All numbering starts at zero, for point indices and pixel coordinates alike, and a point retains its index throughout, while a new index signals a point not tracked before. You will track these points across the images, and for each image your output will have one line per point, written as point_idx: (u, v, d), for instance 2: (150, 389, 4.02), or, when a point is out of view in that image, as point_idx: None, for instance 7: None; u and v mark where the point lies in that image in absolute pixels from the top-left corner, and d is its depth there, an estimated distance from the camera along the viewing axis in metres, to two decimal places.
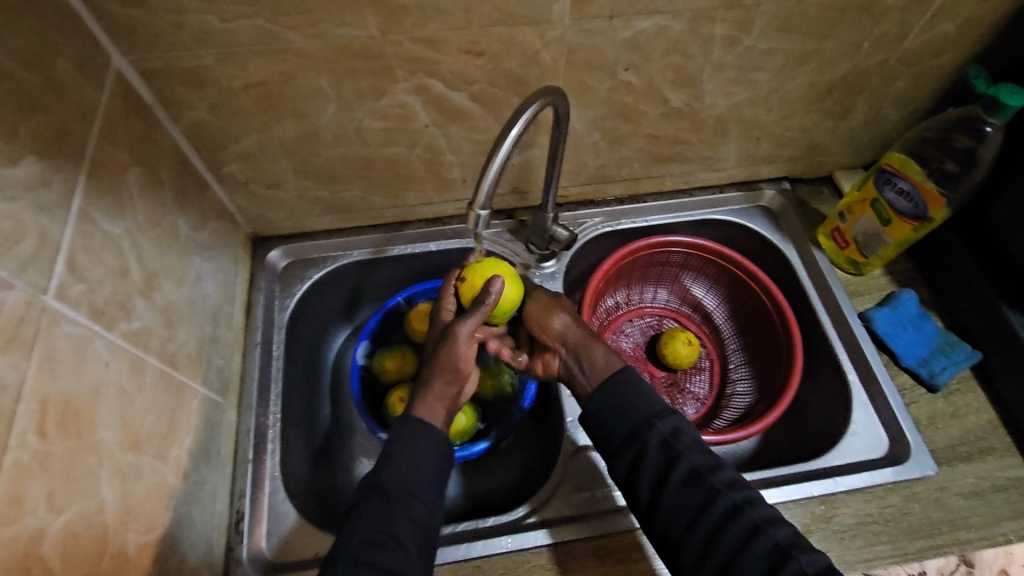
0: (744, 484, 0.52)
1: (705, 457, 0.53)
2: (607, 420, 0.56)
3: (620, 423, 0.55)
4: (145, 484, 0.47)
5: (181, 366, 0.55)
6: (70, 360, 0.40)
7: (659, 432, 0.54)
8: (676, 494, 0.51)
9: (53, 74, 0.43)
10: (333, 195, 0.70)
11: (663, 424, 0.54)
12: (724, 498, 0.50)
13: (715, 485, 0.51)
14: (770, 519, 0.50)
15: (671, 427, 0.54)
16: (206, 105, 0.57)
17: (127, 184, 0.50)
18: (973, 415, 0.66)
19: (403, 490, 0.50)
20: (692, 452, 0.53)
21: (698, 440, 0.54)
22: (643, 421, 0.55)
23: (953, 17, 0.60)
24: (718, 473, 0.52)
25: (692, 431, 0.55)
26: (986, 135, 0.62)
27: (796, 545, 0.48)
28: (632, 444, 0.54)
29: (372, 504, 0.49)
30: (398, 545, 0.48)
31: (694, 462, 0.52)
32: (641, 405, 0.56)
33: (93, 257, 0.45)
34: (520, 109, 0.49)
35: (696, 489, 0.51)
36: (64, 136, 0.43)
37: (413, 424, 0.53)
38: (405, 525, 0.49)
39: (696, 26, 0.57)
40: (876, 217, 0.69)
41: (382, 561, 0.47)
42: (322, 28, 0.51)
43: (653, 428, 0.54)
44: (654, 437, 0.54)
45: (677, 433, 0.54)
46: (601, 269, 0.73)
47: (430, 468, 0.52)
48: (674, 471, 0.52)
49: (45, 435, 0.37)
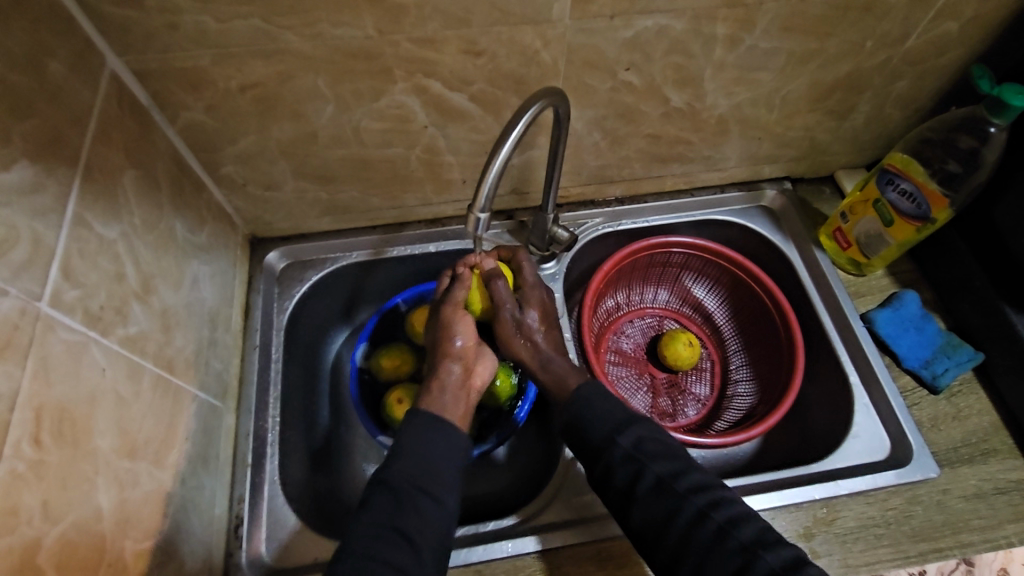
0: (712, 486, 0.51)
1: (668, 464, 0.52)
2: (574, 431, 0.56)
3: (603, 420, 0.55)
4: (142, 491, 0.47)
5: (178, 371, 0.54)
6: (66, 366, 0.40)
7: (621, 445, 0.53)
8: (644, 503, 0.51)
9: (46, 76, 0.42)
10: (331, 197, 0.70)
11: (625, 436, 0.54)
12: (690, 503, 0.50)
13: (680, 492, 0.51)
14: (735, 520, 0.49)
15: (633, 437, 0.54)
16: (202, 106, 0.56)
17: (123, 187, 0.50)
18: (975, 416, 0.65)
19: (411, 485, 0.50)
20: (656, 461, 0.52)
21: (664, 446, 0.54)
22: (605, 435, 0.54)
23: (957, 16, 0.60)
24: (684, 478, 0.52)
25: (656, 439, 0.54)
26: (989, 136, 0.62)
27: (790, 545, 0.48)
28: (599, 456, 0.54)
29: (379, 501, 0.49)
30: (404, 539, 0.47)
31: (657, 471, 0.52)
32: (605, 414, 0.55)
33: (88, 262, 0.44)
34: (519, 111, 0.48)
35: (662, 496, 0.51)
36: (59, 139, 0.42)
37: (419, 422, 0.53)
38: (413, 520, 0.48)
39: (697, 25, 0.56)
40: (878, 217, 0.69)
41: (394, 559, 0.46)
42: (320, 28, 0.51)
43: (615, 443, 0.54)
44: (617, 450, 0.53)
45: (639, 443, 0.53)
46: (602, 270, 0.73)
47: (439, 463, 0.51)
48: (641, 482, 0.52)
49: (40, 443, 0.37)
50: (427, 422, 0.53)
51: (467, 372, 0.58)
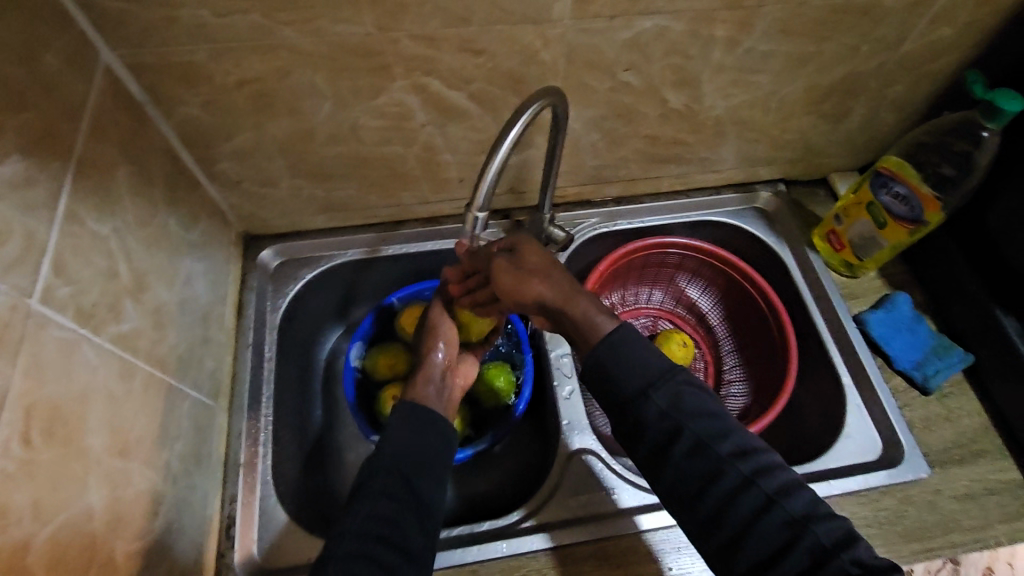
0: (753, 449, 0.49)
1: (710, 424, 0.49)
2: (603, 381, 0.52)
3: (624, 378, 0.51)
4: (134, 490, 0.46)
5: (171, 370, 0.54)
6: (57, 363, 0.39)
7: (654, 403, 0.50)
8: (682, 465, 0.48)
9: (40, 68, 0.41)
10: (327, 194, 0.69)
11: (662, 393, 0.50)
12: (734, 469, 0.47)
13: (723, 456, 0.48)
14: (782, 489, 0.47)
15: (671, 393, 0.50)
16: (198, 102, 0.55)
17: (116, 182, 0.49)
18: (966, 418, 0.66)
19: (404, 466, 0.50)
20: (695, 421, 0.49)
21: (703, 405, 0.50)
22: (638, 390, 0.50)
23: (952, 22, 0.61)
24: (726, 441, 0.49)
25: (698, 397, 0.50)
26: (982, 140, 0.62)
27: (810, 516, 0.45)
28: (629, 414, 0.50)
29: (375, 481, 0.49)
30: (400, 517, 0.48)
31: (697, 432, 0.49)
32: (640, 368, 0.51)
33: (81, 259, 0.43)
34: (520, 109, 0.48)
35: (703, 459, 0.48)
36: (53, 134, 0.42)
37: (411, 411, 0.54)
38: (410, 501, 0.49)
39: (696, 26, 0.56)
40: (871, 220, 0.69)
41: (389, 536, 0.46)
42: (319, 24, 0.50)
43: (650, 399, 0.50)
44: (649, 406, 0.50)
45: (679, 400, 0.50)
46: (598, 270, 0.73)
47: (432, 446, 0.53)
48: (678, 444, 0.49)
49: (31, 443, 0.36)
50: (416, 410, 0.54)
51: (449, 369, 0.62)
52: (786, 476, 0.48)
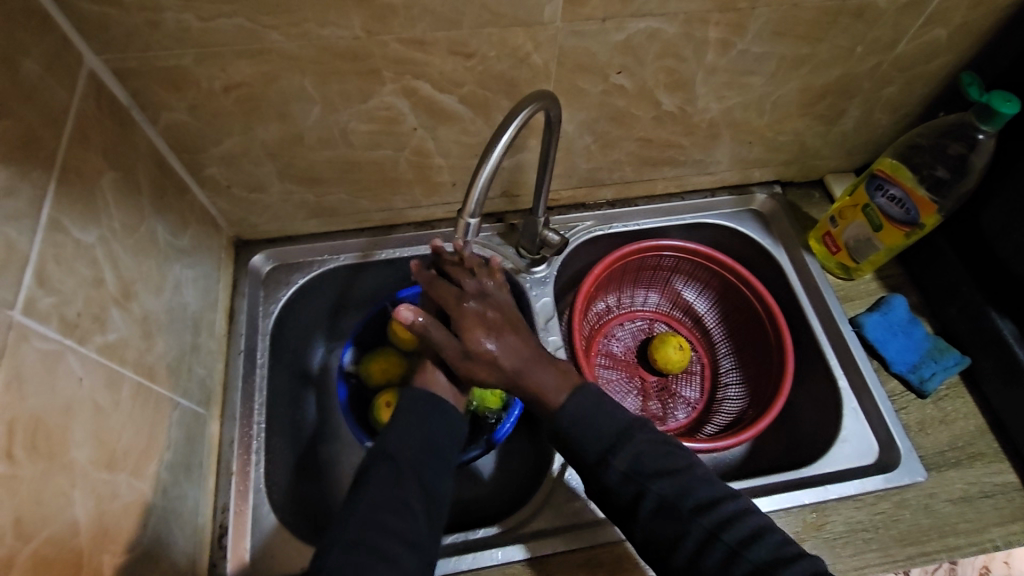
0: (717, 503, 0.50)
1: (671, 483, 0.50)
2: (568, 450, 0.53)
3: (588, 444, 0.52)
4: (121, 502, 0.45)
5: (159, 379, 0.53)
6: (40, 375, 0.38)
7: (615, 469, 0.51)
8: (648, 524, 0.50)
9: (20, 74, 0.40)
10: (318, 198, 0.68)
11: (620, 457, 0.51)
12: (697, 525, 0.49)
13: (686, 513, 0.49)
14: (745, 540, 0.48)
15: (631, 456, 0.51)
16: (185, 107, 0.54)
17: (101, 190, 0.48)
18: (962, 420, 0.66)
19: (411, 457, 0.50)
20: (655, 482, 0.50)
21: (662, 462, 0.51)
22: (600, 457, 0.52)
23: (946, 23, 0.60)
24: (689, 497, 0.50)
25: (656, 453, 0.52)
26: (977, 143, 0.62)
27: (778, 561, 0.47)
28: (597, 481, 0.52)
29: (380, 471, 0.49)
30: (406, 508, 0.47)
31: (659, 493, 0.50)
32: (601, 431, 0.52)
33: (65, 268, 0.43)
34: (510, 115, 0.47)
35: (666, 518, 0.49)
36: (33, 141, 0.41)
37: (418, 399, 0.53)
38: (415, 491, 0.49)
39: (689, 29, 0.56)
40: (867, 222, 0.69)
41: (393, 524, 0.46)
42: (306, 27, 0.49)
43: (610, 465, 0.51)
44: (611, 474, 0.51)
45: (637, 462, 0.51)
46: (592, 273, 0.72)
47: (437, 436, 0.52)
48: (641, 506, 0.50)
49: (13, 458, 0.35)
50: (424, 399, 0.53)
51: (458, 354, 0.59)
52: (752, 525, 0.49)
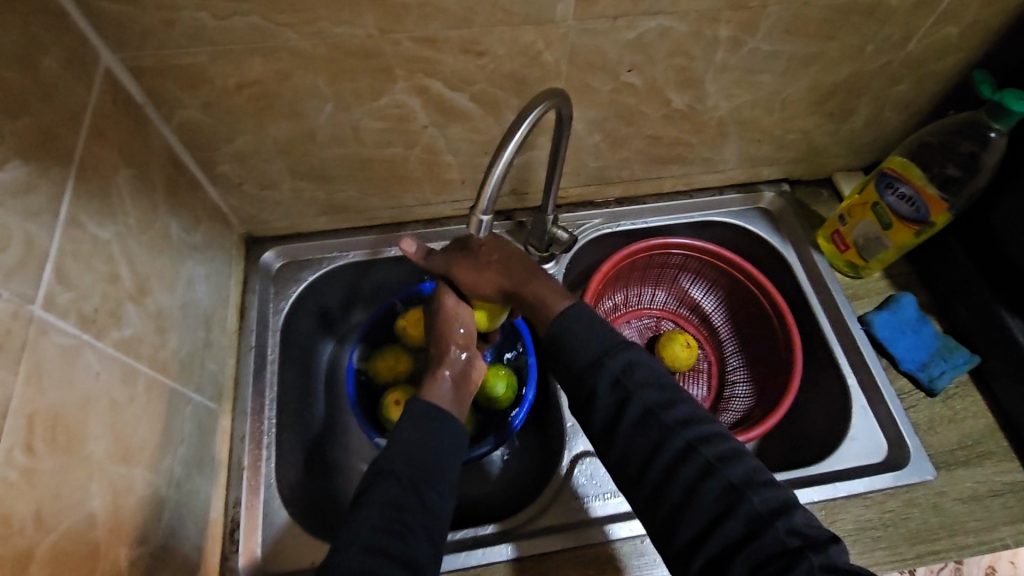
0: (701, 421, 0.51)
1: (658, 395, 0.51)
2: (560, 355, 0.55)
3: (580, 352, 0.54)
4: (137, 496, 0.46)
5: (173, 374, 0.54)
6: (59, 371, 0.39)
7: (609, 371, 0.52)
8: (629, 436, 0.51)
9: (39, 72, 0.41)
10: (328, 196, 0.69)
11: (614, 362, 0.53)
12: (677, 437, 0.49)
13: (668, 424, 0.50)
14: (724, 457, 0.48)
15: (622, 364, 0.53)
16: (199, 105, 0.55)
17: (117, 187, 0.48)
18: (971, 419, 0.66)
19: (413, 476, 0.50)
20: (644, 391, 0.51)
21: (654, 375, 0.53)
22: (592, 363, 0.53)
23: (958, 21, 0.60)
24: (673, 411, 0.51)
25: (648, 369, 0.53)
26: (990, 141, 0.62)
27: (751, 485, 0.47)
28: (584, 388, 0.53)
29: (382, 490, 0.49)
30: (407, 529, 0.47)
31: (645, 402, 0.51)
32: (593, 342, 0.54)
33: (82, 264, 0.43)
34: (523, 112, 0.47)
35: (648, 427, 0.50)
36: (52, 139, 0.41)
37: (420, 418, 0.53)
38: (417, 513, 0.48)
39: (700, 27, 0.56)
40: (876, 221, 0.69)
41: (394, 547, 0.45)
42: (319, 26, 0.50)
43: (603, 369, 0.53)
44: (604, 376, 0.52)
45: (629, 371, 0.52)
46: (600, 271, 0.72)
47: (440, 455, 0.52)
48: (625, 414, 0.51)
49: (33, 451, 0.36)
50: (426, 417, 0.53)
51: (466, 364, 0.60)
52: (730, 446, 0.50)
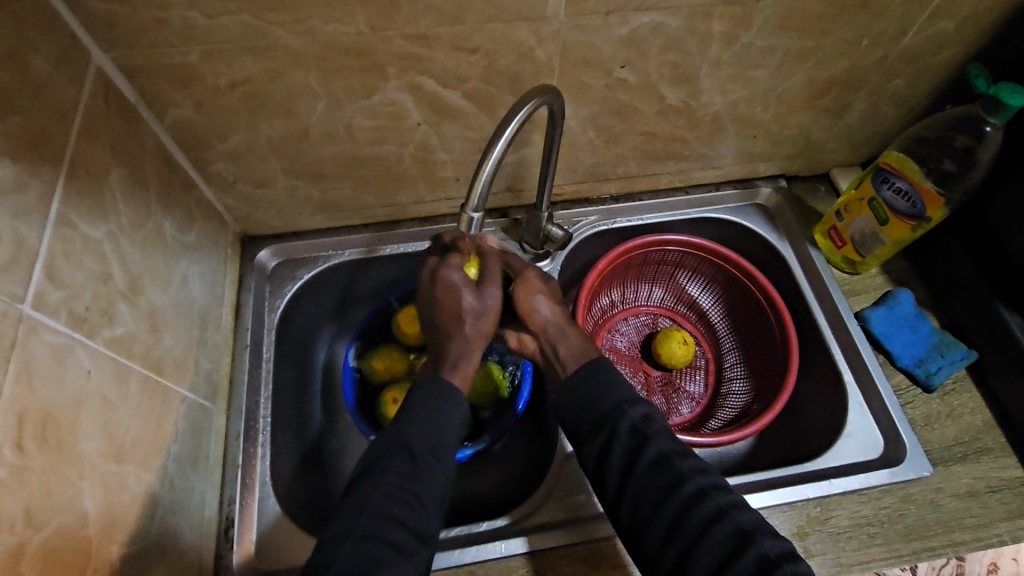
0: (710, 471, 0.52)
1: (674, 443, 0.53)
2: (580, 398, 0.56)
3: (602, 397, 0.55)
4: (130, 494, 0.46)
5: (167, 372, 0.54)
6: (50, 369, 0.39)
7: (630, 418, 0.53)
8: (643, 480, 0.51)
9: (29, 72, 0.41)
10: (322, 194, 0.69)
11: (635, 409, 0.54)
12: (691, 482, 0.51)
13: (683, 470, 0.51)
14: (734, 503, 0.50)
15: (642, 412, 0.54)
16: (191, 104, 0.55)
17: (110, 187, 0.49)
18: (968, 415, 0.65)
19: (427, 448, 0.49)
20: (661, 438, 0.53)
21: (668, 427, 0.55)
22: (615, 406, 0.54)
23: (954, 14, 0.60)
24: (687, 459, 0.52)
25: (662, 420, 0.55)
26: (986, 135, 0.61)
27: (759, 529, 0.48)
28: (602, 431, 0.54)
29: (395, 462, 0.48)
30: (416, 500, 0.47)
31: (662, 447, 0.52)
32: (614, 389, 0.56)
33: (74, 263, 0.43)
34: (514, 108, 0.47)
35: (662, 471, 0.51)
36: (42, 137, 0.41)
37: (435, 392, 0.52)
38: (427, 482, 0.48)
39: (693, 22, 0.56)
40: (873, 216, 0.69)
41: (400, 515, 0.46)
42: (310, 24, 0.50)
43: (626, 414, 0.54)
44: (624, 422, 0.53)
45: (648, 419, 0.54)
46: (596, 268, 0.72)
47: (451, 427, 0.51)
48: (642, 456, 0.52)
49: (23, 449, 0.36)
50: (441, 391, 0.52)
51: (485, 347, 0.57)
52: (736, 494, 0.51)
